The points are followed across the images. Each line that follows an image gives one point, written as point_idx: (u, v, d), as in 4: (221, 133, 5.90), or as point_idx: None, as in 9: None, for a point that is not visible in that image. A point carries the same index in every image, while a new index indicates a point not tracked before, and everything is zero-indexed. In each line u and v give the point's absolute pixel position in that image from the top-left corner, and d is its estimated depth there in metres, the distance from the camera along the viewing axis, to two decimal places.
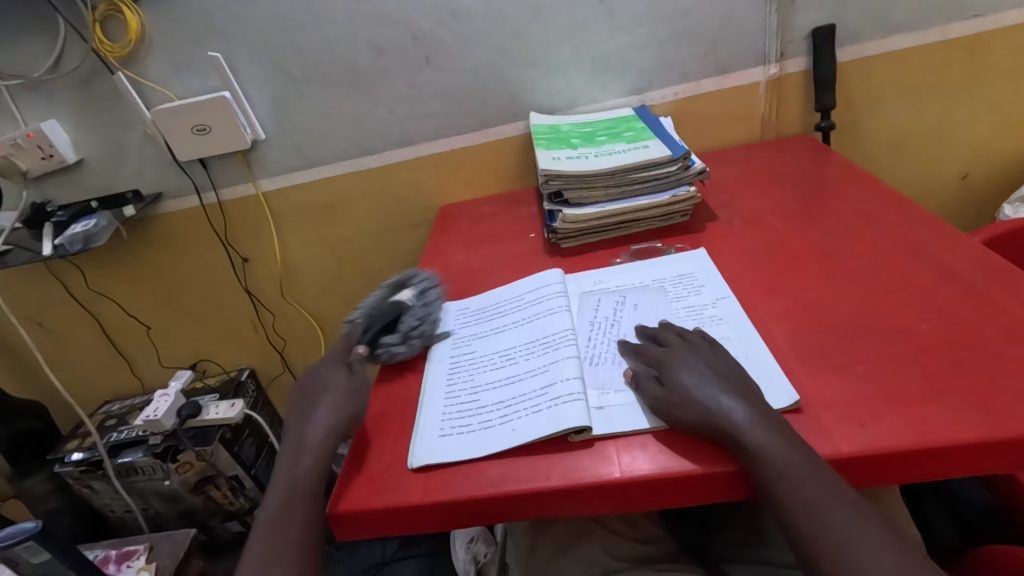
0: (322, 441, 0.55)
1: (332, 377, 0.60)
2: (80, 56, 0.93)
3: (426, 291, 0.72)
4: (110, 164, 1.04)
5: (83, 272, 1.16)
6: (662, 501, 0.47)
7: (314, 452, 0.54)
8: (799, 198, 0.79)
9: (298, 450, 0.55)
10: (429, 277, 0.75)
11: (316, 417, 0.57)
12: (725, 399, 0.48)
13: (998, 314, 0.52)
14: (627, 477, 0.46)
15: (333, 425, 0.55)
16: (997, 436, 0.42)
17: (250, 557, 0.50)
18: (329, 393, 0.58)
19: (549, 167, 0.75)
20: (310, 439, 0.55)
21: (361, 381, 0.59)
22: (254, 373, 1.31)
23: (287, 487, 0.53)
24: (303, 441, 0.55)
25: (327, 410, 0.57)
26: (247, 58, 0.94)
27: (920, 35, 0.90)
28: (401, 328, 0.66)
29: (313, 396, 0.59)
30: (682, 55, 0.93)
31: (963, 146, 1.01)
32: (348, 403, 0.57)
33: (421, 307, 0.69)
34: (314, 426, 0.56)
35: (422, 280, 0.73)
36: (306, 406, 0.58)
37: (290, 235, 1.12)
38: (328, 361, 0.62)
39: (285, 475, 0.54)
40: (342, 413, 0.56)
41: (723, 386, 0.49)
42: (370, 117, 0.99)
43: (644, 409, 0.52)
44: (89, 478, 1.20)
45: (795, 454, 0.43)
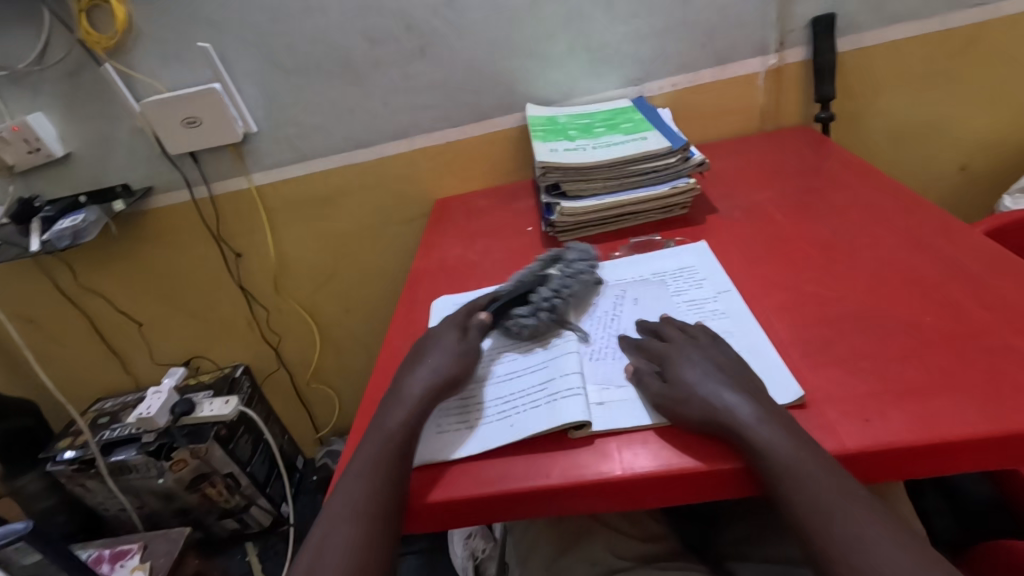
0: (417, 398, 0.52)
1: (444, 338, 0.58)
2: (66, 47, 0.91)
3: (573, 265, 0.67)
4: (98, 158, 1.02)
5: (73, 268, 1.14)
6: (664, 499, 0.47)
7: (410, 404, 0.52)
8: (800, 190, 0.78)
9: (394, 402, 0.53)
10: (584, 253, 0.69)
11: (413, 377, 0.54)
12: (726, 395, 0.47)
13: (1003, 306, 0.52)
14: (628, 475, 0.46)
15: (432, 385, 0.53)
16: (1002, 430, 0.42)
17: (335, 503, 0.47)
18: (437, 352, 0.56)
19: (547, 159, 0.74)
20: (406, 390, 0.53)
21: (470, 351, 0.57)
22: (249, 370, 1.30)
23: (376, 444, 0.50)
24: (398, 395, 0.53)
25: (428, 367, 0.55)
26: (238, 49, 0.92)
27: (920, 25, 0.89)
28: (535, 299, 0.62)
29: (421, 353, 0.57)
30: (680, 45, 0.91)
31: (961, 138, 1.00)
32: (458, 366, 0.55)
33: (562, 278, 0.64)
34: (412, 383, 0.54)
35: (579, 255, 0.69)
36: (416, 359, 0.57)
37: (284, 230, 1.10)
38: (449, 322, 0.60)
39: (375, 432, 0.51)
40: (448, 374, 0.54)
41: (724, 384, 0.48)
42: (364, 109, 0.97)
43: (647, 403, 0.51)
44: (82, 477, 1.19)
45: (797, 450, 0.43)
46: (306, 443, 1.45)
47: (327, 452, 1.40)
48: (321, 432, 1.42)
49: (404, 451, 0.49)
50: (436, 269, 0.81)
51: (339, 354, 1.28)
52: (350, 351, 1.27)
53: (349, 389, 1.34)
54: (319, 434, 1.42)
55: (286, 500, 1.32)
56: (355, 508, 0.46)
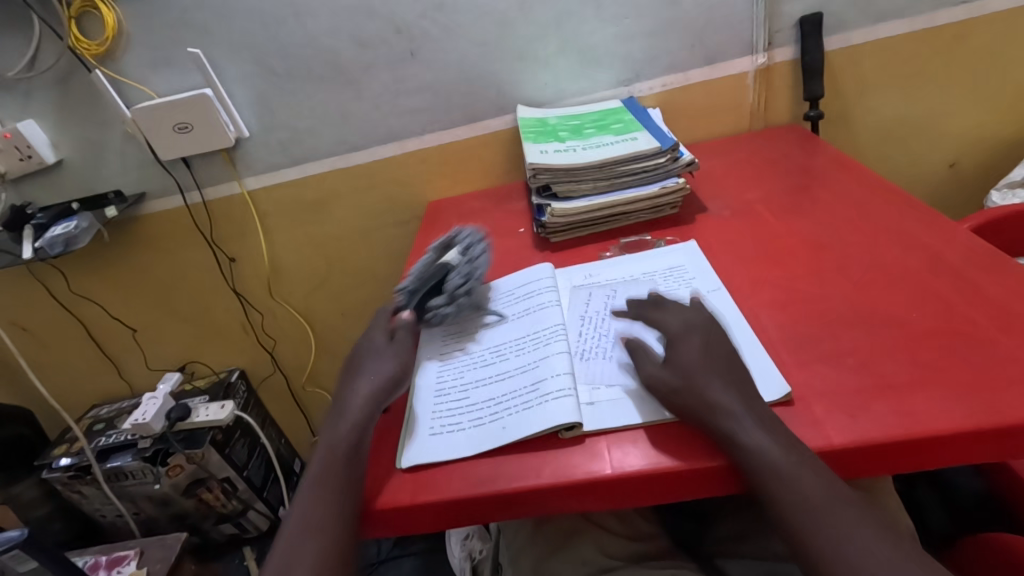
0: (364, 406, 0.54)
1: (374, 342, 0.61)
2: (56, 53, 0.91)
3: (470, 247, 0.72)
4: (90, 164, 1.02)
5: (65, 275, 1.14)
6: (652, 497, 0.47)
7: (359, 413, 0.54)
8: (789, 189, 0.78)
9: (338, 413, 0.54)
10: (474, 234, 0.73)
11: (355, 389, 0.56)
12: (714, 392, 0.47)
13: (988, 301, 0.52)
14: (617, 474, 0.46)
15: (376, 391, 0.55)
16: (986, 424, 0.42)
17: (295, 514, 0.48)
18: (373, 358, 0.59)
19: (537, 161, 0.75)
20: (352, 399, 0.55)
21: (402, 351, 0.59)
22: (244, 374, 1.30)
23: (324, 456, 0.51)
24: (342, 405, 0.55)
25: (363, 376, 0.57)
26: (228, 55, 0.92)
27: (907, 23, 0.90)
28: (448, 288, 0.66)
29: (357, 360, 0.59)
30: (670, 46, 0.92)
31: (950, 134, 1.01)
32: (394, 367, 0.58)
33: (466, 263, 0.69)
34: (357, 393, 0.55)
35: (468, 237, 0.73)
36: (354, 368, 0.59)
37: (277, 234, 1.10)
38: (374, 329, 0.62)
39: (326, 443, 0.52)
40: (388, 377, 0.56)
41: (720, 380, 0.48)
42: (355, 112, 0.97)
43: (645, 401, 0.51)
44: (77, 484, 1.19)
45: (778, 450, 0.43)
46: (302, 447, 1.45)
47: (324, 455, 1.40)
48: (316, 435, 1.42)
49: (349, 455, 0.50)
50: None
51: (333, 357, 1.28)
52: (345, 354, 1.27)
53: None
54: (315, 437, 1.43)
55: (282, 504, 1.32)
56: (317, 513, 0.47)
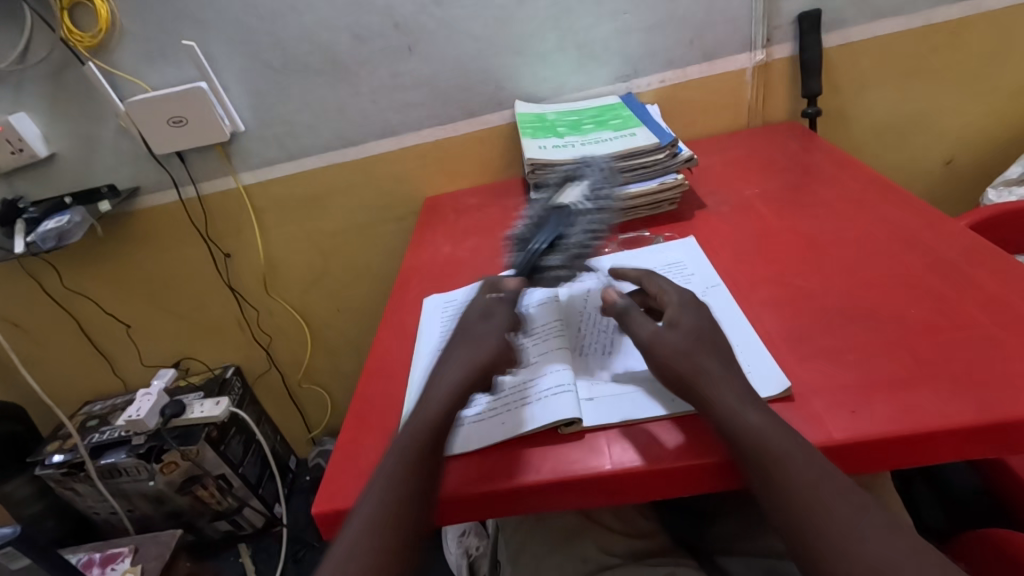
0: (448, 397, 0.49)
1: (469, 318, 0.55)
2: (48, 45, 0.90)
3: (597, 189, 0.68)
4: (83, 158, 1.01)
5: (58, 270, 1.13)
6: (649, 493, 0.47)
7: (440, 405, 0.49)
8: (787, 185, 0.78)
9: (422, 403, 0.50)
10: (605, 173, 0.70)
11: (440, 375, 0.51)
12: (713, 378, 0.47)
13: (987, 298, 0.52)
14: (616, 470, 0.46)
15: (466, 380, 0.50)
16: (985, 419, 0.42)
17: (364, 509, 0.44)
18: (465, 340, 0.53)
19: (536, 156, 0.74)
20: (436, 388, 0.50)
21: (501, 334, 0.53)
22: (239, 371, 1.29)
23: (401, 450, 0.47)
24: (427, 393, 0.50)
25: (453, 360, 0.52)
26: (224, 48, 0.91)
27: (905, 20, 0.90)
28: (568, 242, 0.60)
29: (449, 343, 0.54)
30: (668, 42, 0.92)
31: (946, 132, 1.01)
32: (489, 354, 0.51)
33: (590, 215, 0.62)
34: (444, 381, 0.50)
35: (599, 175, 0.69)
36: (447, 352, 0.53)
37: (272, 230, 1.09)
38: (474, 304, 0.56)
39: (407, 434, 0.48)
40: (480, 366, 0.51)
41: (714, 360, 0.48)
42: (351, 107, 0.97)
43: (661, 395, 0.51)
44: (71, 481, 1.18)
45: (777, 441, 0.42)
46: (298, 444, 1.45)
47: (320, 452, 1.40)
48: (312, 432, 1.42)
49: (432, 457, 0.47)
50: (427, 267, 0.81)
51: (330, 353, 1.27)
52: (341, 351, 1.27)
53: (340, 388, 1.33)
54: (311, 434, 1.42)
55: (278, 501, 1.31)
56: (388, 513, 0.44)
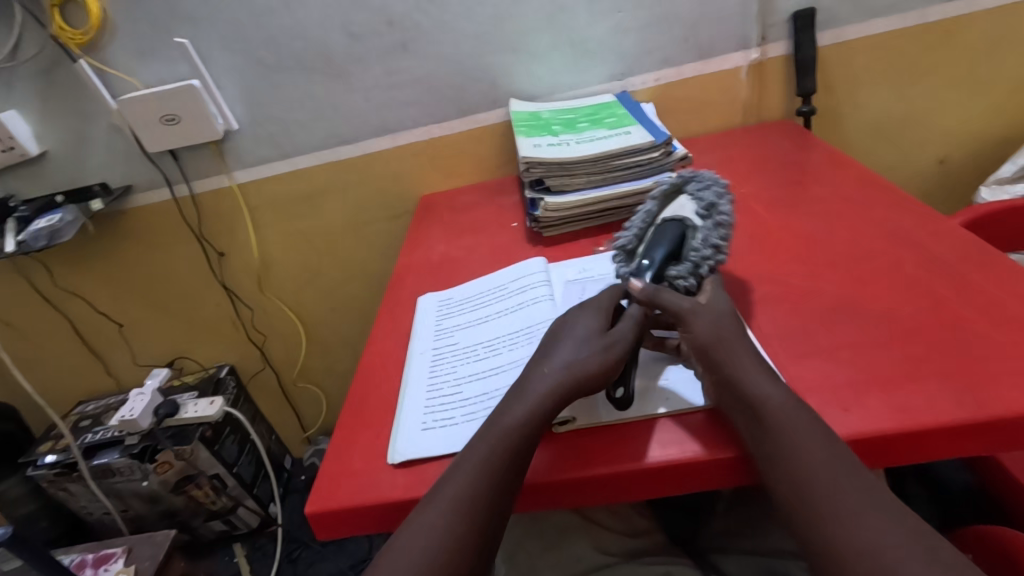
0: (548, 394, 0.47)
1: (581, 322, 0.52)
2: (39, 43, 0.89)
3: (710, 197, 0.61)
4: (75, 157, 1.00)
5: (50, 269, 1.12)
6: (661, 490, 0.46)
7: (536, 399, 0.47)
8: (782, 183, 0.78)
9: (519, 396, 0.48)
10: (713, 182, 0.63)
11: (542, 370, 0.49)
12: (743, 363, 0.47)
13: (979, 296, 0.52)
14: (631, 465, 0.45)
15: (566, 379, 0.48)
16: (977, 417, 0.42)
17: (447, 491, 0.44)
18: (572, 339, 0.51)
19: (531, 155, 0.74)
20: (536, 383, 0.48)
21: (614, 344, 0.50)
22: (234, 370, 1.29)
23: (495, 439, 0.46)
24: (526, 385, 0.49)
25: (559, 355, 0.50)
26: (216, 46, 0.91)
27: (899, 19, 0.90)
28: (691, 256, 0.56)
29: (556, 340, 0.52)
30: (663, 40, 0.92)
31: (940, 131, 1.01)
32: (595, 358, 0.49)
33: (712, 227, 0.58)
34: (545, 377, 0.49)
35: (705, 183, 0.63)
36: (551, 348, 0.51)
37: (267, 228, 1.09)
38: (592, 304, 0.54)
39: (501, 423, 0.46)
40: (584, 370, 0.48)
41: (746, 346, 0.48)
42: (346, 105, 0.96)
43: (684, 389, 0.50)
44: (64, 481, 1.17)
45: (791, 435, 0.42)
46: (293, 443, 1.44)
47: (315, 451, 1.40)
48: (308, 431, 1.41)
49: (521, 457, 0.45)
50: (421, 266, 0.81)
51: (325, 353, 1.27)
52: (337, 350, 1.26)
53: (336, 388, 1.33)
54: (306, 433, 1.42)
55: (273, 500, 1.31)
56: (471, 500, 0.43)
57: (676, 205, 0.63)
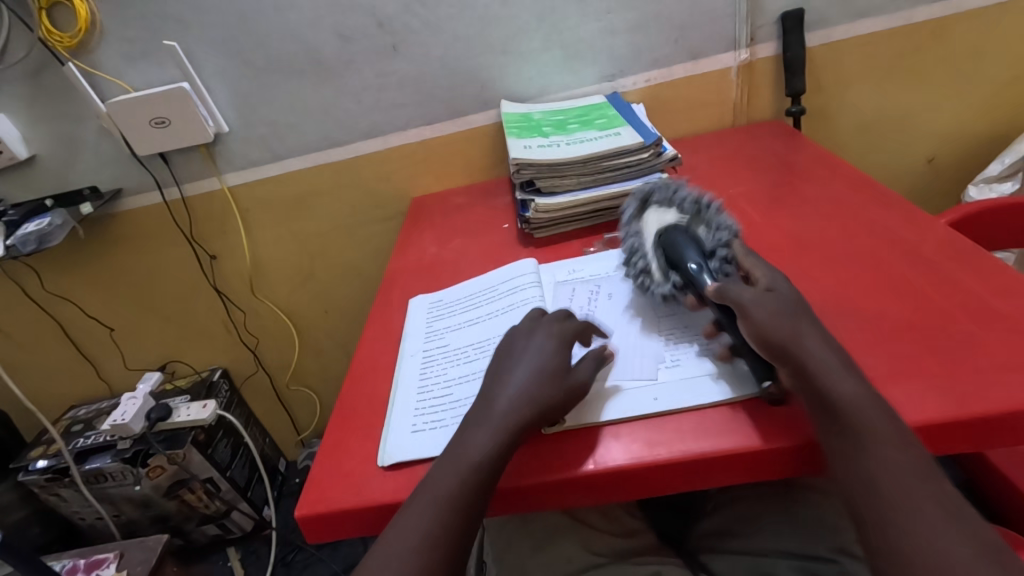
0: (512, 423, 0.47)
1: (541, 351, 0.52)
2: (26, 46, 0.89)
3: (680, 201, 0.64)
4: (64, 160, 0.99)
5: (40, 273, 1.11)
6: (676, 484, 0.46)
7: (501, 427, 0.47)
8: (772, 183, 0.79)
9: (482, 423, 0.47)
10: (668, 187, 0.67)
11: (501, 399, 0.49)
12: (816, 352, 0.45)
13: (965, 295, 0.53)
14: (632, 464, 0.45)
15: (527, 409, 0.48)
16: (963, 414, 0.43)
17: (411, 526, 0.43)
18: (529, 369, 0.51)
19: (521, 156, 0.74)
20: (497, 411, 0.48)
21: (574, 381, 0.50)
22: (227, 373, 1.28)
23: (459, 470, 0.45)
24: (486, 416, 0.48)
25: (515, 387, 0.49)
26: (206, 48, 0.90)
27: (887, 19, 0.91)
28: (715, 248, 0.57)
29: (515, 368, 0.52)
30: (653, 41, 0.92)
31: (929, 130, 1.02)
32: (553, 390, 0.49)
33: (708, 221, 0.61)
34: (504, 406, 0.48)
35: (664, 190, 0.67)
36: (507, 375, 0.51)
37: (258, 231, 1.09)
38: (553, 333, 0.54)
39: (465, 452, 0.46)
40: (543, 400, 0.48)
41: (816, 337, 0.46)
42: (336, 107, 0.96)
43: (725, 381, 0.49)
44: (55, 486, 1.17)
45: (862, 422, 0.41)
46: (286, 446, 1.44)
47: (309, 454, 1.39)
48: (301, 434, 1.41)
49: (485, 491, 0.45)
50: (413, 268, 0.81)
51: (318, 355, 1.26)
52: (330, 352, 1.26)
53: (329, 390, 1.33)
54: (299, 436, 1.41)
55: (267, 503, 1.30)
56: (435, 537, 0.43)
57: (654, 216, 0.65)
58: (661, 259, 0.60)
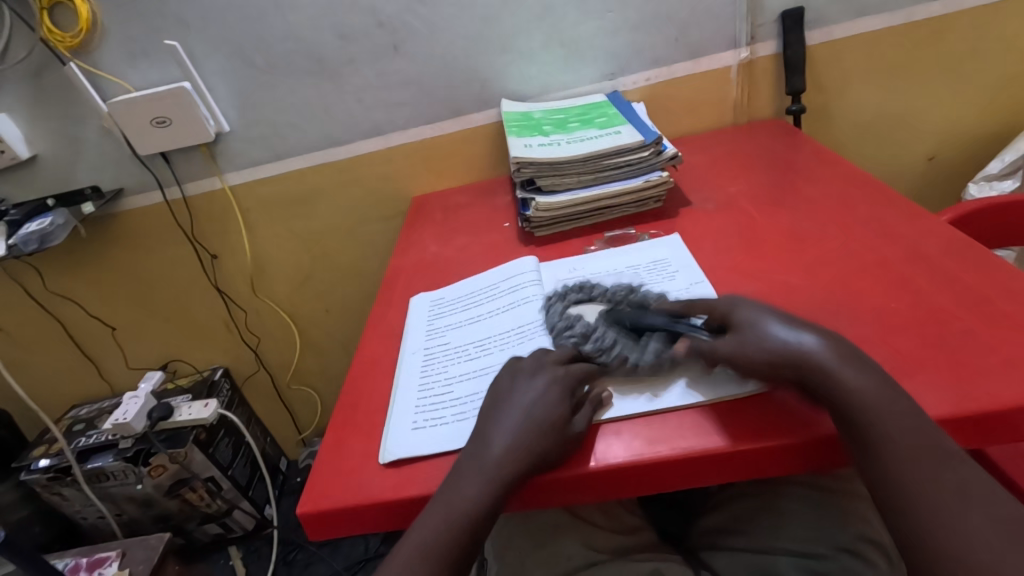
0: (502, 473, 0.45)
1: (539, 395, 0.49)
2: (28, 46, 0.89)
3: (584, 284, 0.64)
4: (65, 160, 1.00)
5: (42, 273, 1.12)
6: (685, 480, 0.46)
7: (489, 477, 0.45)
8: (772, 182, 0.79)
9: (470, 471, 0.46)
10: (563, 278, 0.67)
11: (492, 448, 0.47)
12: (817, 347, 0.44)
13: (965, 292, 0.53)
14: (639, 461, 0.45)
15: (518, 460, 0.46)
16: (963, 411, 0.43)
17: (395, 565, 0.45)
18: (522, 415, 0.48)
19: (521, 155, 0.75)
20: (486, 462, 0.46)
21: (572, 434, 0.47)
22: (228, 372, 1.29)
23: (442, 517, 0.45)
24: (477, 463, 0.46)
25: (507, 435, 0.47)
26: (207, 48, 0.91)
27: (888, 18, 0.91)
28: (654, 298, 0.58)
29: (511, 411, 0.49)
30: (653, 40, 0.92)
31: (929, 128, 1.02)
32: (546, 442, 0.46)
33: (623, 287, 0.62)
34: (494, 455, 0.46)
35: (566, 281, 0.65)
36: (500, 420, 0.49)
37: (259, 231, 1.09)
38: (555, 376, 0.50)
39: (449, 501, 0.45)
40: (535, 454, 0.46)
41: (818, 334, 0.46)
42: (338, 106, 0.96)
43: (725, 379, 0.49)
44: (57, 485, 1.17)
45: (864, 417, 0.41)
46: (287, 445, 1.44)
47: (310, 453, 1.39)
48: (302, 433, 1.41)
49: (469, 541, 0.44)
50: (413, 266, 0.81)
51: (319, 354, 1.27)
52: (330, 351, 1.26)
53: (331, 389, 1.33)
54: (300, 435, 1.41)
55: (268, 502, 1.31)
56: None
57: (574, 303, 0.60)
58: (625, 333, 0.54)
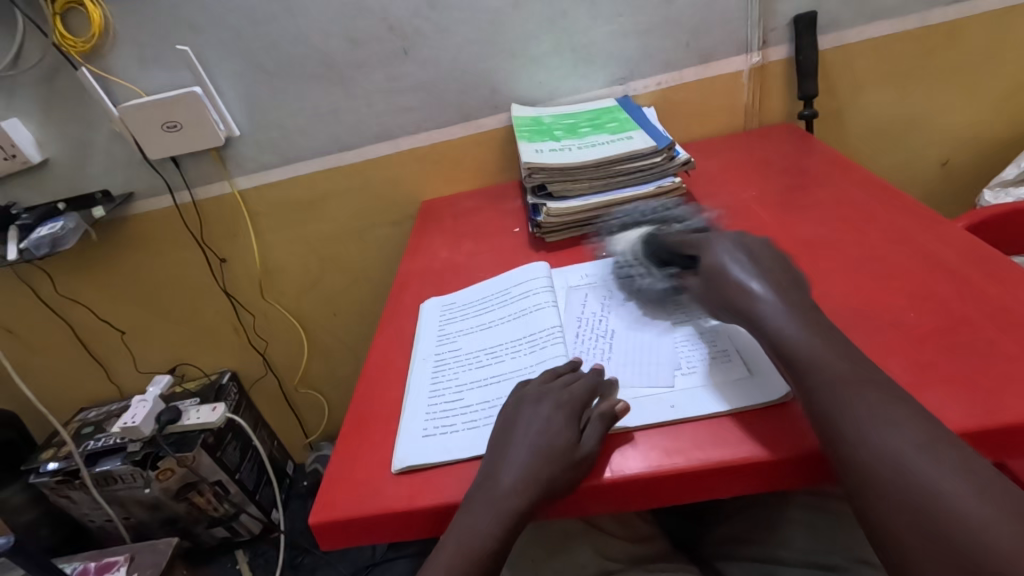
0: (513, 500, 0.45)
1: (546, 417, 0.48)
2: (41, 50, 0.90)
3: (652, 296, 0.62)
4: (77, 163, 1.00)
5: (52, 276, 1.12)
6: (705, 492, 0.45)
7: (501, 503, 0.44)
8: (785, 187, 0.78)
9: (479, 499, 0.45)
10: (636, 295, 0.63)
11: (502, 473, 0.46)
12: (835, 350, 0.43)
13: (985, 300, 0.52)
14: (657, 471, 0.45)
15: (529, 487, 0.45)
16: (987, 423, 0.42)
17: None
18: (529, 439, 0.47)
19: (533, 160, 0.74)
20: (496, 490, 0.45)
21: (583, 458, 0.46)
22: (236, 376, 1.29)
23: (457, 545, 0.44)
24: (487, 489, 0.45)
25: (516, 465, 0.46)
26: (218, 52, 0.91)
27: (901, 21, 0.90)
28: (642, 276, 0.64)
29: (518, 435, 0.48)
30: (664, 45, 0.92)
31: (942, 133, 1.01)
32: (555, 467, 0.45)
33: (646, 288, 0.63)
34: (504, 481, 0.45)
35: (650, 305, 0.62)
36: (508, 444, 0.48)
37: (268, 235, 1.09)
38: (561, 398, 0.50)
39: (460, 530, 0.45)
40: (545, 479, 0.45)
41: (838, 338, 0.45)
42: (347, 110, 0.96)
43: (742, 389, 0.49)
44: (66, 488, 1.17)
45: None
46: (295, 449, 1.44)
47: (318, 457, 1.39)
48: (310, 437, 1.41)
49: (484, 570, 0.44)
50: (423, 272, 0.81)
51: (326, 358, 1.27)
52: (338, 355, 1.26)
53: (339, 393, 1.33)
54: (308, 439, 1.41)
55: (276, 506, 1.30)
56: None
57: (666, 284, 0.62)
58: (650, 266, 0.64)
